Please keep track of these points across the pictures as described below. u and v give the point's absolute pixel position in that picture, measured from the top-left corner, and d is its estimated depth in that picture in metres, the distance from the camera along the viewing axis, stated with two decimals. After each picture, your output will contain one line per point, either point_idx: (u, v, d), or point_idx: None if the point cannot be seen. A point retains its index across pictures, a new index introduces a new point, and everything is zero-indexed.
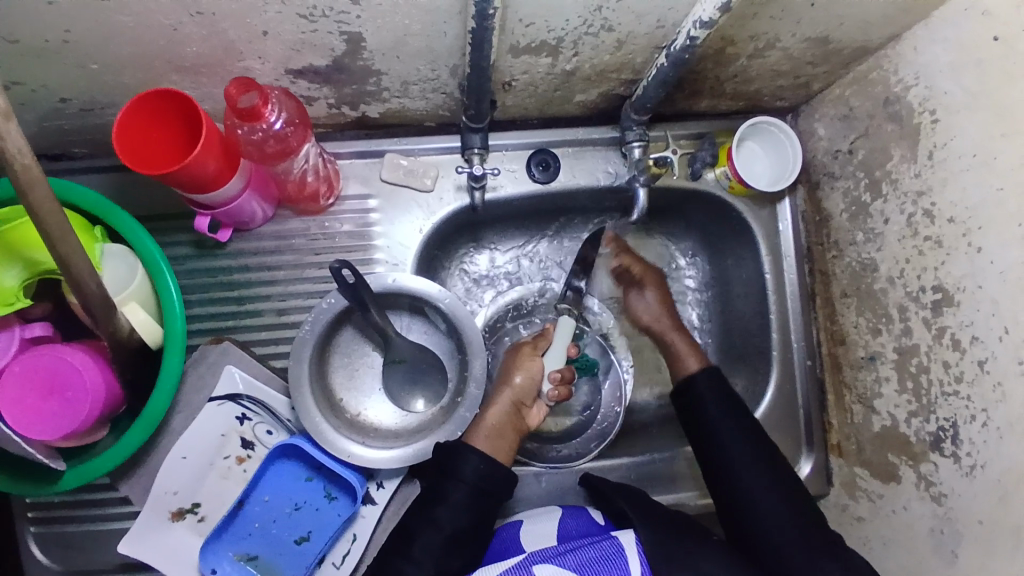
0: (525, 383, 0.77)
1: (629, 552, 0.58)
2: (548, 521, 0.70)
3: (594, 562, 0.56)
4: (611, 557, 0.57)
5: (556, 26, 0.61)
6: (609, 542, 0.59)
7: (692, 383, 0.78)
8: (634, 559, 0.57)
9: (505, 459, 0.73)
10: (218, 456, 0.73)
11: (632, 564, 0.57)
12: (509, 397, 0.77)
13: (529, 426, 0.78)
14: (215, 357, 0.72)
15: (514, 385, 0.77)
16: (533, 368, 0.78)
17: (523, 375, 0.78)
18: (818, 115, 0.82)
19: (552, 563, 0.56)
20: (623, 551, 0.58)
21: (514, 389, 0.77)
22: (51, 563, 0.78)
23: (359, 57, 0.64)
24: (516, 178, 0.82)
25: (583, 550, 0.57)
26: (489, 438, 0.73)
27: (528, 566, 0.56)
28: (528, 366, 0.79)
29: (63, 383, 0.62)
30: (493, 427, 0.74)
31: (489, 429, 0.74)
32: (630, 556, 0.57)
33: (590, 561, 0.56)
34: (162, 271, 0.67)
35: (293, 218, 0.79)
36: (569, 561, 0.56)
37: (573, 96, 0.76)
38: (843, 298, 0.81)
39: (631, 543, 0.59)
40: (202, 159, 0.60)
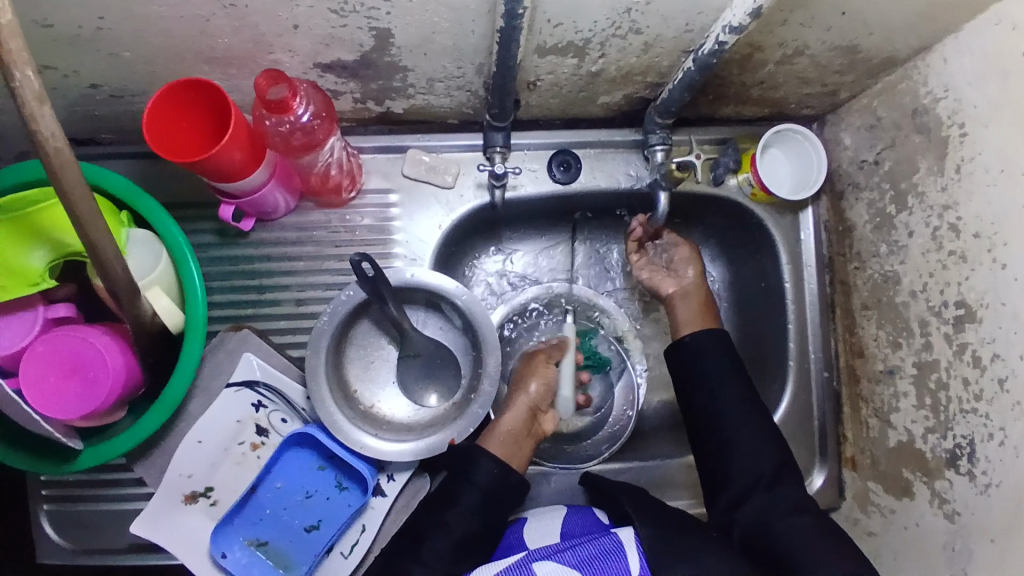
0: (541, 390, 0.78)
1: (628, 547, 0.58)
2: (555, 520, 0.70)
3: (594, 559, 0.56)
4: (610, 554, 0.57)
5: (583, 27, 0.61)
6: (608, 539, 0.59)
7: (694, 342, 0.76)
8: (633, 556, 0.57)
9: (518, 464, 0.73)
10: (233, 442, 0.74)
11: (632, 562, 0.57)
12: (524, 403, 0.77)
13: (545, 431, 0.78)
14: (235, 344, 0.74)
15: (530, 391, 0.78)
16: (547, 375, 0.79)
17: (537, 383, 0.78)
18: (844, 124, 0.81)
19: (552, 560, 0.56)
20: (622, 548, 0.58)
21: (531, 395, 0.77)
22: (65, 541, 0.80)
23: (387, 53, 0.64)
24: (537, 177, 0.82)
25: (582, 548, 0.58)
26: (503, 444, 0.73)
27: (528, 564, 0.56)
28: (542, 373, 0.79)
29: (85, 364, 0.63)
30: (510, 432, 0.74)
31: (505, 434, 0.74)
32: (630, 553, 0.57)
33: (590, 558, 0.56)
34: (185, 257, 0.68)
35: (315, 210, 0.80)
36: (569, 559, 0.56)
37: (597, 98, 0.76)
38: (863, 310, 0.80)
39: (630, 538, 0.59)
40: (229, 149, 0.61)
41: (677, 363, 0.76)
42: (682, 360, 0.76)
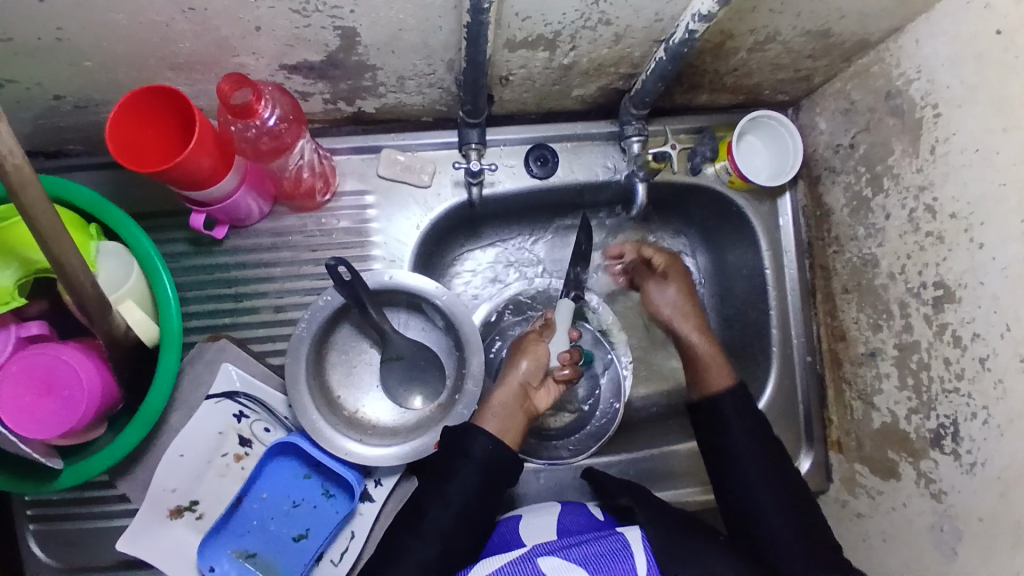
0: (531, 370, 0.75)
1: (635, 549, 0.57)
2: (547, 517, 0.70)
3: (599, 557, 0.56)
4: (617, 552, 0.56)
5: (553, 19, 0.60)
6: (616, 539, 0.58)
7: (715, 402, 0.73)
8: (641, 555, 0.56)
9: (513, 439, 0.71)
10: (216, 454, 0.73)
11: (638, 562, 0.55)
12: (517, 380, 0.74)
13: (538, 408, 0.76)
14: (213, 355, 0.72)
15: (521, 369, 0.75)
16: (539, 353, 0.76)
17: (527, 361, 0.75)
18: (818, 109, 0.81)
19: (556, 556, 0.56)
20: (629, 549, 0.57)
21: (521, 374, 0.75)
22: (51, 560, 0.78)
23: (354, 52, 0.63)
24: (514, 173, 0.81)
25: (588, 545, 0.57)
26: (497, 420, 0.72)
27: (532, 559, 0.57)
28: (534, 351, 0.76)
29: (60, 383, 0.62)
30: (502, 408, 0.73)
31: (496, 410, 0.73)
32: (637, 554, 0.56)
33: (594, 556, 0.56)
34: (157, 269, 0.67)
35: (290, 215, 0.79)
36: (575, 556, 0.56)
37: (571, 90, 0.75)
38: (843, 294, 0.80)
39: (638, 540, 0.58)
40: (196, 157, 0.59)
41: (703, 428, 0.74)
42: (707, 425, 0.73)
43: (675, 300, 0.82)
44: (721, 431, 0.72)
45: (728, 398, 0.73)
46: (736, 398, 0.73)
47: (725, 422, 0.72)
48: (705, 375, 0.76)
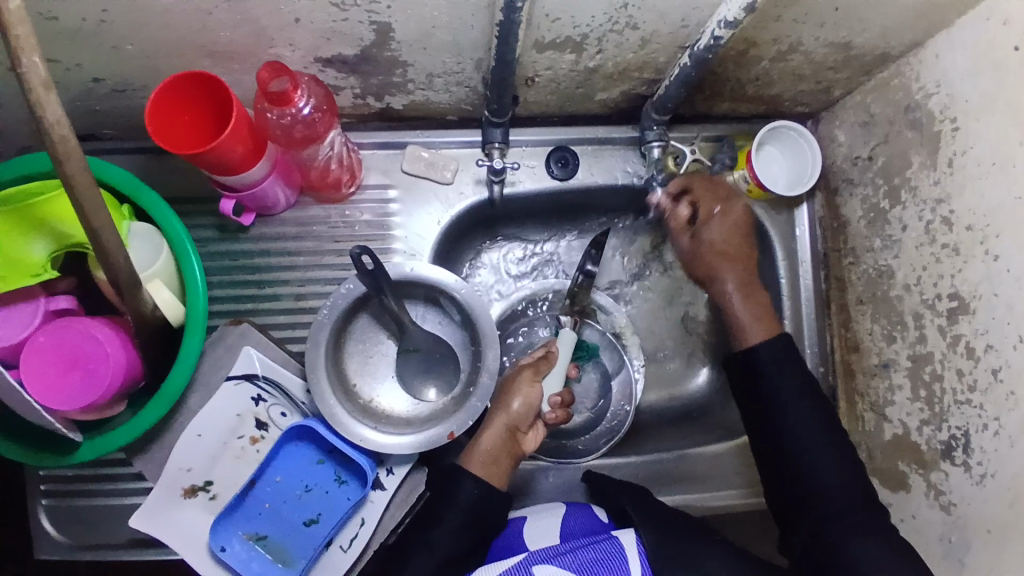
0: (523, 410, 0.74)
1: (629, 552, 0.61)
2: (550, 520, 0.71)
3: (594, 564, 0.60)
4: (612, 557, 0.60)
5: (581, 22, 0.62)
6: (610, 542, 0.62)
7: (753, 351, 0.73)
8: (634, 560, 0.61)
9: (501, 483, 0.71)
10: (232, 437, 0.74)
11: (632, 566, 0.60)
12: (503, 422, 0.73)
13: (525, 450, 0.75)
14: (234, 339, 0.73)
15: (511, 412, 0.73)
16: (532, 395, 0.74)
17: (520, 402, 0.74)
18: (838, 121, 0.82)
19: (552, 564, 0.60)
20: (623, 552, 0.61)
21: (511, 416, 0.73)
22: (61, 536, 0.79)
23: (387, 48, 0.65)
24: (535, 174, 0.82)
25: (583, 551, 0.61)
26: (483, 463, 0.71)
27: (528, 567, 0.60)
28: (527, 392, 0.74)
29: (85, 357, 0.63)
30: (488, 452, 0.71)
31: (483, 455, 0.72)
32: (630, 557, 0.61)
33: (590, 562, 0.60)
34: (187, 252, 0.68)
35: (315, 206, 0.81)
36: (568, 563, 0.60)
37: (595, 94, 0.77)
38: (858, 305, 0.81)
39: (631, 543, 0.62)
40: (230, 143, 0.61)
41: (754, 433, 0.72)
42: (753, 410, 0.71)
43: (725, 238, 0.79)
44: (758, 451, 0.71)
45: (765, 348, 0.72)
46: (774, 348, 0.72)
47: (758, 364, 0.72)
48: (753, 330, 0.75)
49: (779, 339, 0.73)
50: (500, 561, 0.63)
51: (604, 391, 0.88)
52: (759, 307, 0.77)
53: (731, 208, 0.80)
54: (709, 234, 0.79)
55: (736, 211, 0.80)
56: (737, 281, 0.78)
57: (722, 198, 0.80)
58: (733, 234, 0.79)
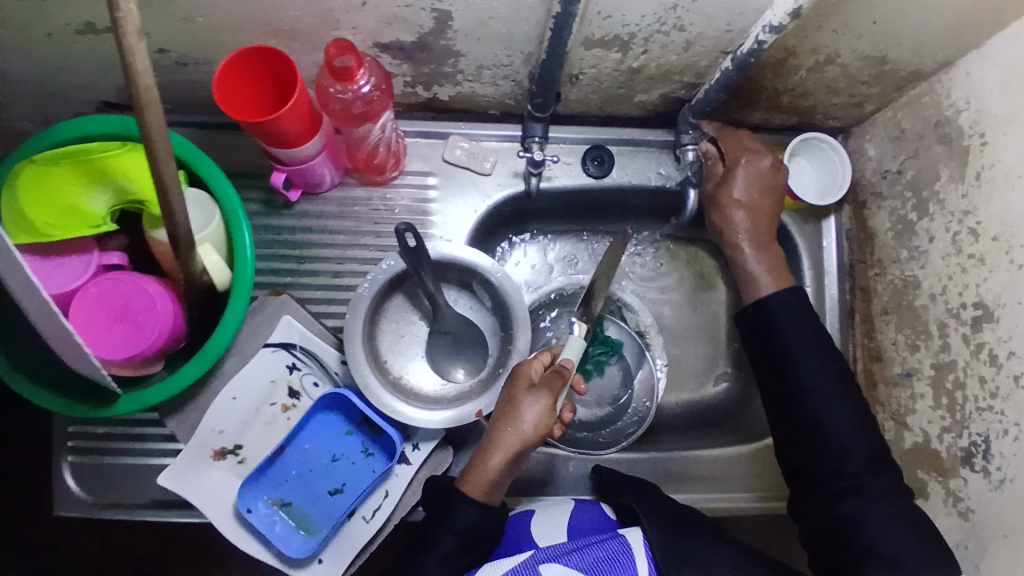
0: (533, 440, 0.68)
1: (636, 552, 0.62)
2: (558, 516, 0.73)
3: (601, 563, 0.60)
4: (618, 556, 0.61)
5: (632, 21, 0.65)
6: (616, 541, 0.63)
7: (763, 304, 0.74)
8: (640, 559, 0.62)
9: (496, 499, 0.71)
10: (265, 402, 0.76)
11: (638, 565, 0.61)
12: (511, 448, 0.68)
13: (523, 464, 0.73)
14: (274, 309, 0.76)
15: (523, 441, 0.68)
16: (547, 425, 0.69)
17: (535, 430, 0.68)
18: (868, 136, 0.85)
19: (560, 563, 0.60)
20: (629, 552, 0.62)
21: (522, 444, 0.68)
22: (84, 493, 0.80)
23: (443, 36, 0.68)
24: (570, 170, 0.85)
25: (590, 550, 0.61)
26: (485, 487, 0.69)
27: (535, 566, 0.61)
28: (544, 420, 0.68)
29: (136, 312, 0.66)
30: (490, 476, 0.69)
31: (485, 476, 0.69)
32: (636, 557, 0.62)
33: (598, 562, 0.60)
34: (239, 219, 0.70)
35: (357, 187, 0.84)
36: (576, 563, 0.60)
37: (635, 96, 0.80)
38: (883, 315, 0.82)
39: (637, 542, 0.63)
40: (290, 118, 0.64)
41: (763, 373, 0.74)
42: (768, 370, 0.73)
43: (755, 184, 0.79)
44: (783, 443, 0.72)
45: (778, 299, 0.74)
46: (784, 303, 0.73)
47: (776, 318, 0.73)
48: (765, 280, 0.76)
49: (791, 290, 0.75)
50: (506, 558, 0.63)
51: (627, 386, 0.90)
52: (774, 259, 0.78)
53: (758, 166, 0.79)
54: (734, 189, 0.79)
55: (762, 166, 0.79)
56: (751, 235, 0.79)
57: (747, 152, 0.79)
58: (756, 190, 0.79)
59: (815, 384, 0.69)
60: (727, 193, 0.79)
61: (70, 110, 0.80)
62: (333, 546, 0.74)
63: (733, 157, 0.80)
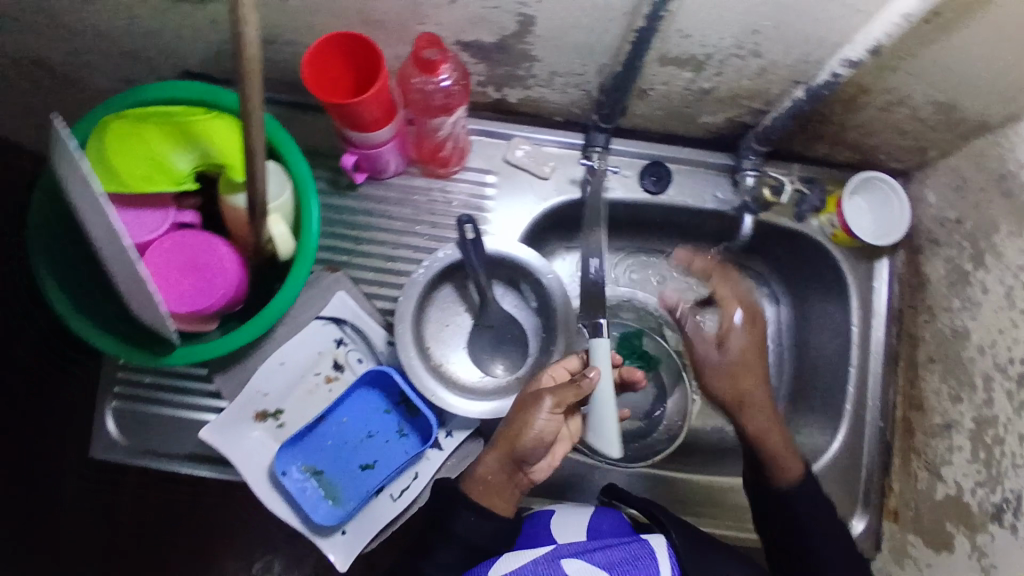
0: (532, 446, 0.69)
1: (659, 556, 0.64)
2: (578, 515, 0.74)
3: (624, 563, 0.62)
4: (641, 558, 0.63)
5: (710, 43, 0.67)
6: (639, 545, 0.64)
7: (790, 501, 0.75)
8: (663, 562, 0.63)
9: (505, 509, 0.72)
10: (310, 371, 0.79)
11: (660, 566, 0.63)
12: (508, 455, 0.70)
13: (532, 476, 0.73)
14: (329, 283, 0.80)
15: (517, 447, 0.69)
16: (547, 430, 0.69)
17: (535, 434, 0.68)
18: (929, 181, 0.85)
19: (582, 560, 0.62)
20: (651, 555, 0.63)
21: (518, 449, 0.69)
22: (123, 439, 0.81)
23: (522, 40, 0.70)
24: (627, 183, 0.87)
25: (613, 551, 0.63)
26: (484, 491, 0.70)
27: (556, 561, 0.62)
28: (545, 424, 0.69)
29: (205, 270, 0.69)
30: (488, 481, 0.71)
31: (484, 481, 0.71)
32: (659, 559, 0.63)
33: (619, 562, 0.62)
34: (310, 196, 0.73)
35: (419, 177, 0.87)
36: (599, 561, 0.62)
37: (700, 117, 0.81)
38: (928, 363, 0.83)
39: (661, 546, 0.64)
40: (369, 103, 0.67)
41: (768, 505, 0.76)
42: (771, 501, 0.76)
43: (748, 346, 0.79)
44: (795, 515, 0.74)
45: (801, 500, 0.75)
46: (810, 494, 0.75)
47: (793, 505, 0.75)
48: (789, 463, 0.76)
49: (808, 488, 0.75)
50: (526, 551, 0.64)
51: (660, 403, 0.91)
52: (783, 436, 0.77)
53: (749, 337, 0.79)
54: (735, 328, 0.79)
55: (755, 339, 0.79)
56: (765, 420, 0.77)
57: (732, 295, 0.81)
58: (752, 350, 0.79)
59: (796, 493, 0.75)
60: (725, 348, 0.80)
61: (150, 76, 0.83)
62: (356, 520, 0.76)
63: (722, 296, 0.81)
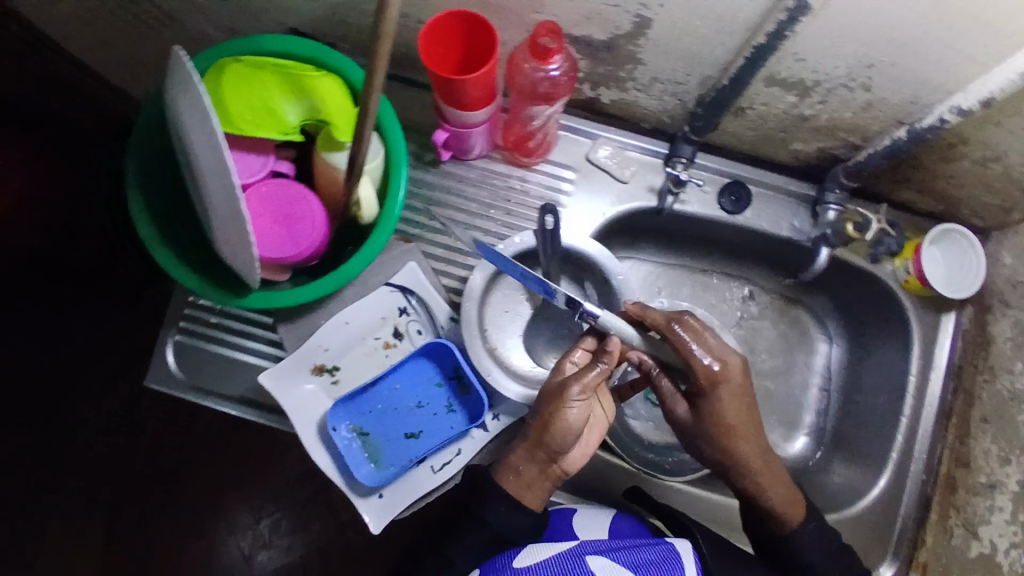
0: (560, 442, 0.67)
1: (684, 556, 0.62)
2: (601, 517, 0.74)
3: (650, 563, 0.61)
4: (667, 560, 0.61)
5: (823, 70, 0.67)
6: (666, 546, 0.63)
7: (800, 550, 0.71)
8: (689, 562, 0.62)
9: (536, 505, 0.70)
10: (370, 335, 0.81)
11: (687, 566, 0.61)
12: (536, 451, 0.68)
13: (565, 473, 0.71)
14: (400, 253, 0.83)
15: (545, 442, 0.67)
16: (574, 425, 0.66)
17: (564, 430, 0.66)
18: (1008, 242, 0.84)
19: (604, 557, 0.62)
20: (678, 556, 0.62)
21: (546, 445, 0.68)
22: (180, 373, 0.82)
23: (633, 42, 0.71)
24: (705, 199, 0.86)
25: (638, 550, 0.62)
26: (515, 484, 0.69)
27: (580, 556, 0.62)
28: (571, 420, 0.66)
29: (295, 220, 0.72)
30: (517, 476, 0.70)
31: (516, 475, 0.70)
32: (686, 560, 0.62)
33: (644, 561, 0.61)
34: (400, 164, 0.74)
35: (500, 163, 0.88)
36: (623, 559, 0.61)
37: (792, 143, 0.81)
38: (981, 422, 0.81)
39: (687, 550, 0.63)
40: (474, 83, 0.69)
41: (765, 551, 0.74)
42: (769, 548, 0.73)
43: (733, 392, 0.69)
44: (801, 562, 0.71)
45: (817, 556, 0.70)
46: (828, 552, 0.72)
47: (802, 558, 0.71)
48: (787, 512, 0.71)
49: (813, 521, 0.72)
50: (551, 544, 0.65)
51: None
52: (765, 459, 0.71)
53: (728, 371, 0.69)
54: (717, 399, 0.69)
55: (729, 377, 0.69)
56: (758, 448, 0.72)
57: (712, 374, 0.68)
58: (738, 398, 0.70)
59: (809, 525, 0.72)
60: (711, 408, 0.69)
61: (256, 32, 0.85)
62: (395, 486, 0.77)
63: (711, 378, 0.69)
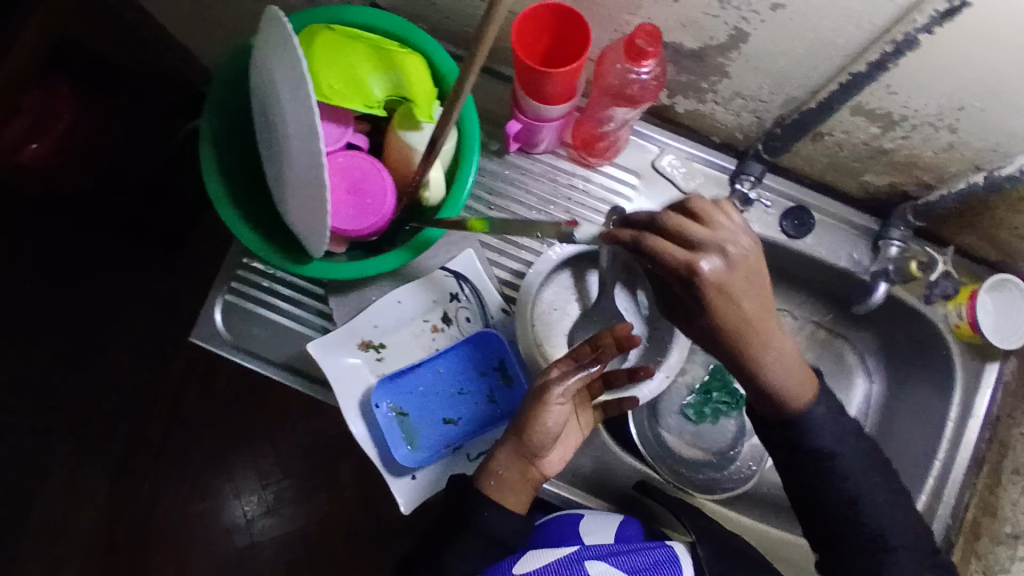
0: (539, 439, 0.69)
1: (681, 561, 0.65)
2: (602, 518, 0.74)
3: (649, 568, 0.63)
4: (665, 562, 0.64)
5: (913, 105, 0.66)
6: (663, 549, 0.65)
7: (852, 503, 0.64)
8: (686, 566, 0.65)
9: (520, 507, 0.70)
10: (420, 316, 0.81)
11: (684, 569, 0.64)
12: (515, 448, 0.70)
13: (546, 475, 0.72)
14: (457, 240, 0.83)
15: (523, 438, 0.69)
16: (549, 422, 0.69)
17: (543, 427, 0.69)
18: None
19: (605, 562, 0.63)
20: (675, 560, 0.65)
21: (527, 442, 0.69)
22: (225, 332, 0.82)
23: (725, 54, 0.69)
24: (766, 219, 0.86)
25: (637, 555, 0.64)
26: (498, 488, 0.69)
27: (580, 562, 0.63)
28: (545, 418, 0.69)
29: (367, 193, 0.72)
30: (501, 476, 0.70)
31: (500, 479, 0.70)
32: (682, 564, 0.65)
33: (644, 566, 0.63)
34: (472, 152, 0.73)
35: (565, 160, 0.88)
36: (623, 564, 0.63)
37: (864, 174, 0.81)
38: (1013, 474, 0.80)
39: (683, 553, 0.66)
40: (563, 77, 0.68)
41: (800, 495, 0.66)
42: (808, 469, 0.64)
43: (739, 284, 0.52)
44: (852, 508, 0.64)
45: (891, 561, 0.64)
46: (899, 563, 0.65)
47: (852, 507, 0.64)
48: (803, 398, 0.61)
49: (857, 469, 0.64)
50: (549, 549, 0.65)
51: (736, 444, 0.92)
52: (779, 326, 0.57)
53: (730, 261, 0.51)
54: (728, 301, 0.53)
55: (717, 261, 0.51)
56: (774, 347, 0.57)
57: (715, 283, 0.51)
58: (748, 285, 0.53)
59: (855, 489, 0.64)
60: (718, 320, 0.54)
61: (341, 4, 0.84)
62: (428, 470, 0.77)
63: (708, 275, 0.51)
